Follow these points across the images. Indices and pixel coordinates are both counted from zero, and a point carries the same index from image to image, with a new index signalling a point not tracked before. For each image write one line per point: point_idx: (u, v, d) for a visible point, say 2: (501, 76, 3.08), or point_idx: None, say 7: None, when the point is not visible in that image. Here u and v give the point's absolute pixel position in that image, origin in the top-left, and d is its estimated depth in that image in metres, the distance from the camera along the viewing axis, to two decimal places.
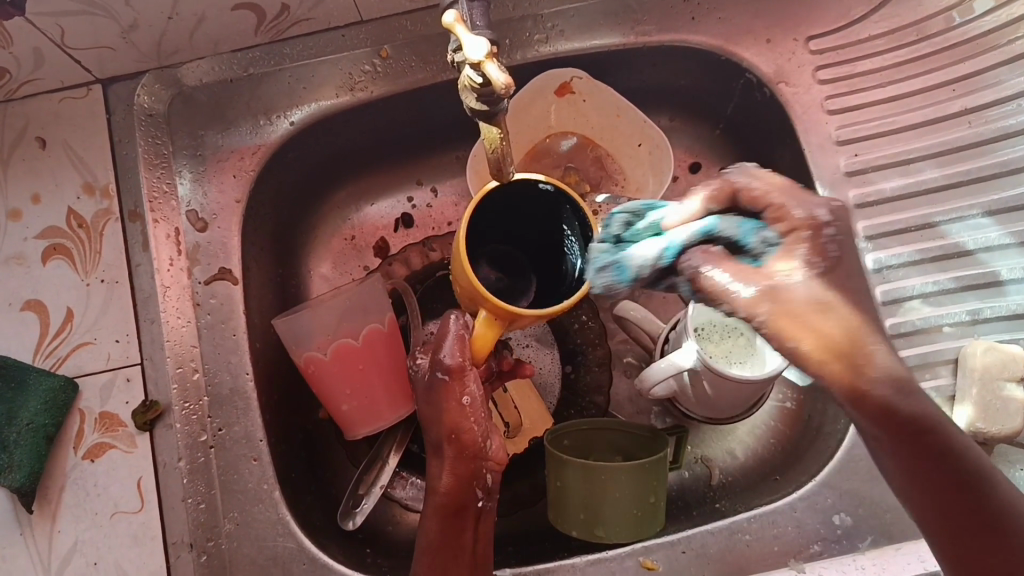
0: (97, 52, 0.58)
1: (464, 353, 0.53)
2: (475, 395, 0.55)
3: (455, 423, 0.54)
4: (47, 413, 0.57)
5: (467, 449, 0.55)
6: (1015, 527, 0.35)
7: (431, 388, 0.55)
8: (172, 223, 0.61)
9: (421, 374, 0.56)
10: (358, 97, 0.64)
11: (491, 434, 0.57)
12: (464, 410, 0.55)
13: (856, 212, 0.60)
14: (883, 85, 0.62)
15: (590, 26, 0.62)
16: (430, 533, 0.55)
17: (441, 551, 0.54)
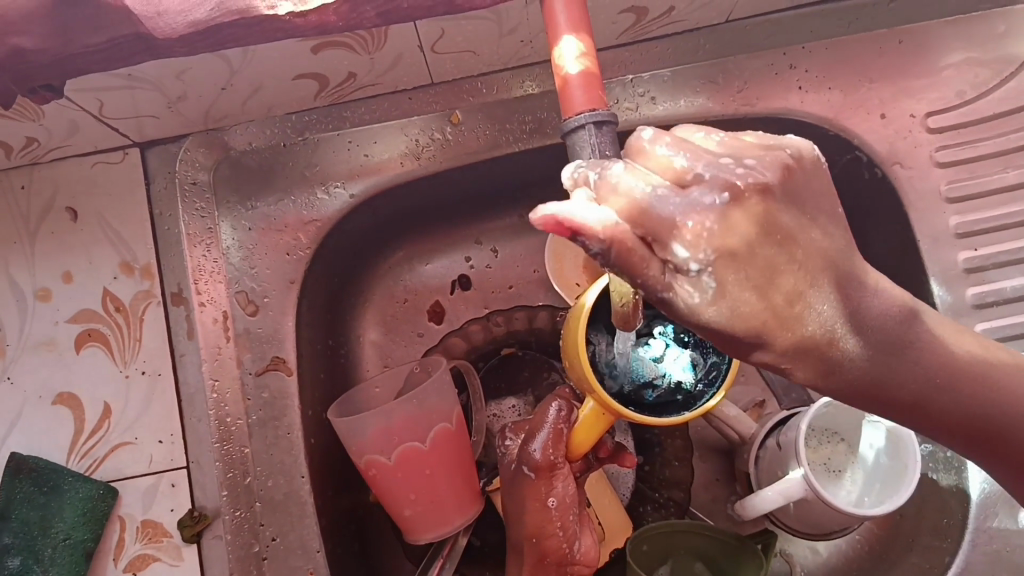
0: (136, 121, 0.52)
1: (556, 450, 0.51)
2: (563, 497, 0.53)
3: (536, 527, 0.53)
4: (85, 527, 0.52)
5: (547, 555, 0.53)
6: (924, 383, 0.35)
7: (516, 483, 0.53)
8: (220, 307, 0.55)
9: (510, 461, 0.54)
10: (424, 167, 0.57)
11: (578, 538, 0.54)
12: (549, 512, 0.53)
13: (973, 313, 0.55)
14: (1007, 171, 0.56)
15: (683, 92, 0.57)
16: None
17: None
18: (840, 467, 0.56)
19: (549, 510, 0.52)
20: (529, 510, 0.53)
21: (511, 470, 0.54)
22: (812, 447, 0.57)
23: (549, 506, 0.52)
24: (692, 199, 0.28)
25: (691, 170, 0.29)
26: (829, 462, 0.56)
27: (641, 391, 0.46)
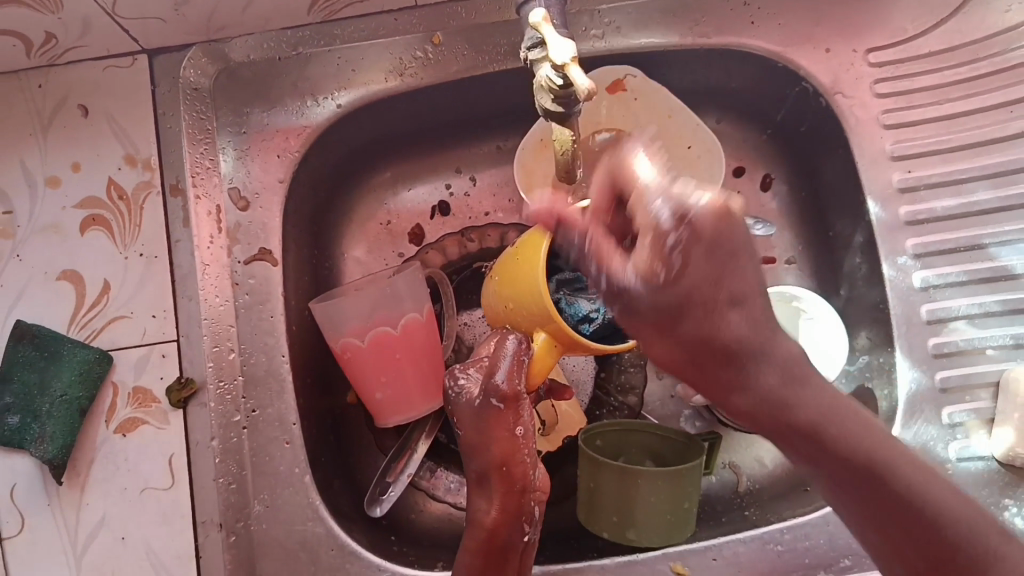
0: (144, 23, 0.57)
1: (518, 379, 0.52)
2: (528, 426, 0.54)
3: (507, 454, 0.53)
4: (81, 386, 0.57)
5: (515, 482, 0.53)
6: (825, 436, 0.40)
7: (482, 415, 0.53)
8: (214, 201, 0.60)
9: (467, 397, 0.54)
10: (407, 82, 0.63)
11: (535, 466, 0.54)
12: (517, 441, 0.53)
13: (906, 230, 0.60)
14: (942, 102, 0.61)
15: (647, 24, 0.61)
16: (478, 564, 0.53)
17: None
18: None
19: (517, 439, 0.53)
20: (497, 438, 0.53)
21: (470, 405, 0.54)
22: None
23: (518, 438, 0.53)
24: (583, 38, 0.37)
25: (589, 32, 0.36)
26: None
27: (580, 325, 0.54)
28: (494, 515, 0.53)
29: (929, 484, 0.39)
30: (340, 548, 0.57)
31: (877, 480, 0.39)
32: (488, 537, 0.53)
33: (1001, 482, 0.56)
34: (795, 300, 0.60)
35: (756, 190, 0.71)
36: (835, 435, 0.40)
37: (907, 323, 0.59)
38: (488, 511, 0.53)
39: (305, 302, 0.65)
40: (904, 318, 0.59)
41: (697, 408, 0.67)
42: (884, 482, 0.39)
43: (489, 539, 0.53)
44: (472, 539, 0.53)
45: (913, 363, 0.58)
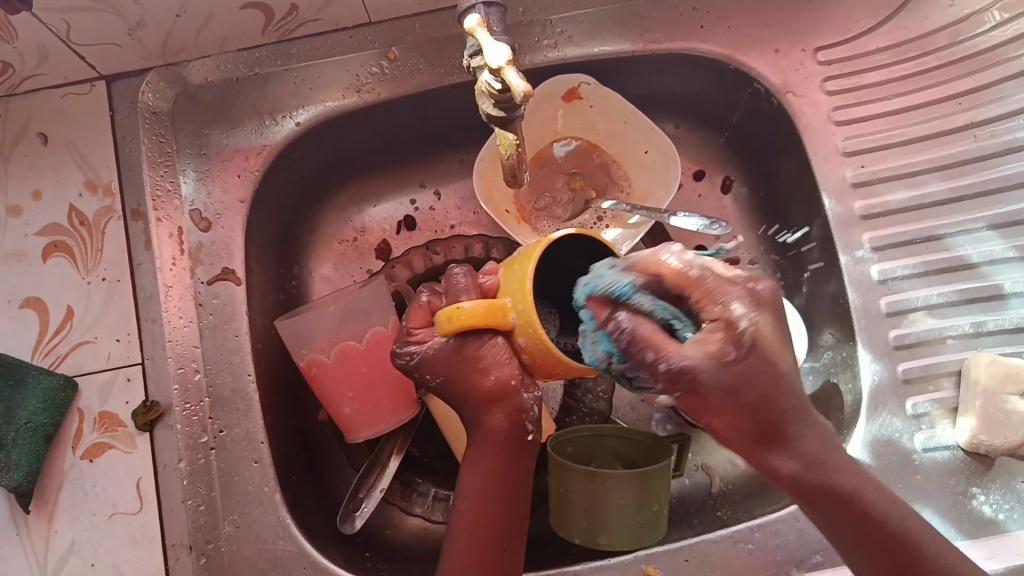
0: (101, 49, 0.58)
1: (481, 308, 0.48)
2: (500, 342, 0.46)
3: (482, 370, 0.47)
4: (46, 413, 0.56)
5: (496, 390, 0.47)
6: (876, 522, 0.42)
7: (438, 355, 0.48)
8: (175, 222, 0.61)
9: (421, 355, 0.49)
10: (364, 99, 0.63)
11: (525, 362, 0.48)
12: (483, 357, 0.46)
13: (862, 224, 0.61)
14: (888, 98, 0.62)
15: (597, 32, 0.62)
16: (492, 475, 0.49)
17: (492, 487, 0.49)
18: None
19: (483, 356, 0.46)
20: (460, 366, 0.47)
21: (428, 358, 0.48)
22: None
23: (495, 380, 0.47)
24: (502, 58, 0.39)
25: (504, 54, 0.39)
26: None
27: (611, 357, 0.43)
28: (499, 426, 0.48)
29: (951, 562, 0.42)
30: (313, 566, 0.57)
31: (878, 538, 0.42)
32: (497, 445, 0.48)
33: (966, 470, 0.56)
34: None
35: (718, 193, 0.72)
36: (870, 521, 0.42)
37: (866, 317, 0.59)
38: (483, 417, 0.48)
39: (271, 320, 0.65)
40: (863, 311, 0.60)
41: (665, 409, 0.68)
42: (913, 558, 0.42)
43: (502, 446, 0.48)
44: (477, 444, 0.49)
45: (874, 356, 0.59)
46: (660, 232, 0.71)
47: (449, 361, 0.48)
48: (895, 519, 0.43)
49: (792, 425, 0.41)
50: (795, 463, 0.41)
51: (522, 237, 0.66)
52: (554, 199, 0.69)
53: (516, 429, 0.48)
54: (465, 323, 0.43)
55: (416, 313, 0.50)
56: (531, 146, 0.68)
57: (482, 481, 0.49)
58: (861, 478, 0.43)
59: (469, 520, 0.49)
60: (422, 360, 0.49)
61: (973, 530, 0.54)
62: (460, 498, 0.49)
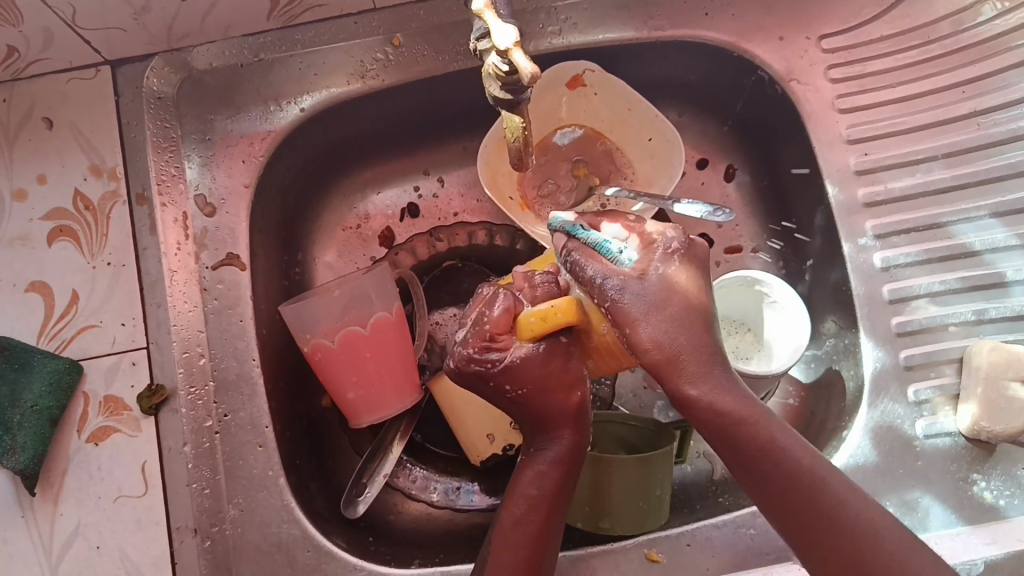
0: (106, 33, 0.58)
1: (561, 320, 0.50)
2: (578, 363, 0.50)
3: (569, 388, 0.49)
4: (51, 396, 0.56)
5: (577, 409, 0.50)
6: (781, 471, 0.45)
7: (524, 367, 0.48)
8: (179, 207, 0.61)
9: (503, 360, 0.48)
10: (369, 85, 0.63)
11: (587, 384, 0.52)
12: (569, 376, 0.49)
13: (865, 212, 0.61)
14: (892, 86, 0.62)
15: (602, 19, 0.62)
16: (558, 489, 0.50)
17: (556, 501, 0.51)
18: (745, 354, 0.63)
19: (569, 375, 0.49)
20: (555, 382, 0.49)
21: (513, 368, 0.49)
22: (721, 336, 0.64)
23: (578, 400, 0.50)
24: (510, 39, 0.39)
25: (512, 35, 0.39)
26: (737, 348, 0.64)
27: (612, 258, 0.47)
28: (573, 444, 0.51)
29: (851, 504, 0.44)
30: (316, 549, 0.57)
31: (785, 482, 0.44)
32: (569, 463, 0.50)
33: (967, 456, 0.56)
34: (757, 284, 0.61)
35: (721, 181, 0.73)
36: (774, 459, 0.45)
37: (869, 304, 0.60)
38: (557, 434, 0.50)
39: (276, 306, 0.65)
40: (866, 299, 0.60)
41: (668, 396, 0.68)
42: (817, 496, 0.44)
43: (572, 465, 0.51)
44: (547, 458, 0.51)
45: (876, 342, 0.59)
46: (663, 220, 0.71)
47: (540, 373, 0.49)
48: (803, 459, 0.45)
49: (707, 360, 0.45)
50: (704, 388, 0.44)
51: (525, 225, 0.67)
52: (557, 186, 0.69)
53: (581, 449, 0.51)
54: (560, 320, 0.46)
55: (505, 318, 0.49)
56: (535, 132, 0.68)
57: (546, 494, 0.50)
58: (761, 424, 0.45)
59: (529, 529, 0.50)
60: (507, 368, 0.48)
61: (974, 517, 0.55)
62: (520, 507, 0.50)
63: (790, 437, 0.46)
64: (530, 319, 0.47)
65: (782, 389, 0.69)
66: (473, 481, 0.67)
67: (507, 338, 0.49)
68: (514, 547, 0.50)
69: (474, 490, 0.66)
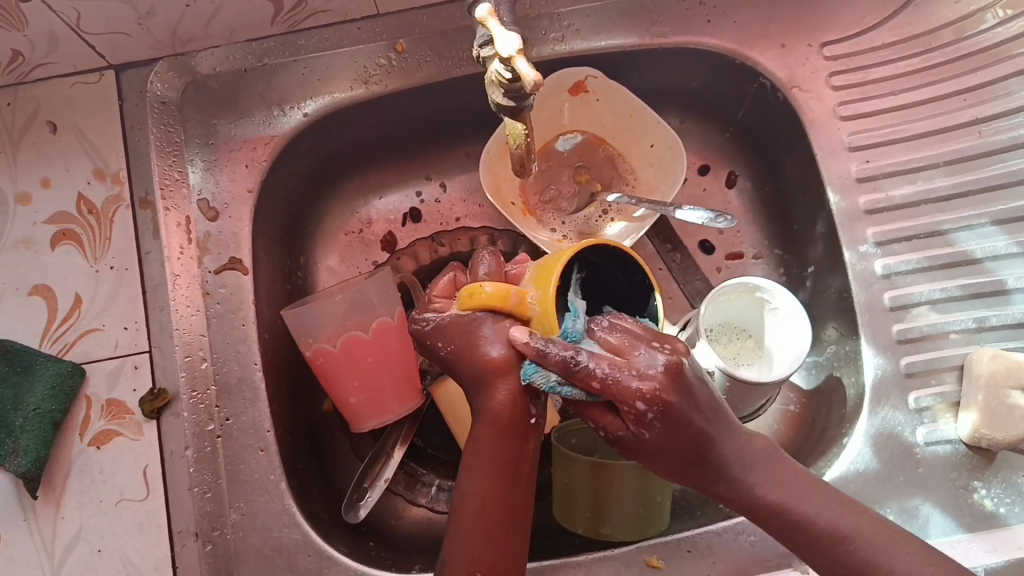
0: (111, 38, 0.58)
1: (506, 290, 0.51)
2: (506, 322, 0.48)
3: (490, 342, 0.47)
4: (54, 399, 0.57)
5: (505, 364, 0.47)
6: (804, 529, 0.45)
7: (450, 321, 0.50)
8: (183, 212, 0.61)
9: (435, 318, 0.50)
10: (373, 90, 0.63)
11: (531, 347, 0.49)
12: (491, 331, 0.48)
13: (866, 219, 0.61)
14: (894, 93, 0.62)
15: (605, 26, 0.62)
16: (496, 455, 0.48)
17: (496, 471, 0.48)
18: (746, 361, 0.64)
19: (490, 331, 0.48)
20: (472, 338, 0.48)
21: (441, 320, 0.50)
22: (723, 342, 0.65)
23: (501, 355, 0.47)
24: (512, 47, 0.39)
25: (514, 42, 0.39)
26: (738, 355, 0.64)
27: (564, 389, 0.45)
28: (507, 403, 0.48)
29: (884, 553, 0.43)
30: (317, 553, 0.57)
31: (813, 539, 0.44)
32: (504, 422, 0.48)
33: (968, 464, 0.56)
34: (759, 290, 0.61)
35: (723, 188, 0.73)
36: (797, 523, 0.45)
37: (870, 312, 0.60)
38: (491, 395, 0.48)
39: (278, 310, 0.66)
40: (867, 306, 0.60)
41: None
42: (841, 551, 0.44)
43: (507, 425, 0.48)
44: (483, 424, 0.48)
45: (877, 349, 0.59)
46: (665, 226, 0.71)
47: (465, 330, 0.48)
48: (825, 517, 0.45)
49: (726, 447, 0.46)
50: (726, 490, 0.46)
51: (528, 230, 0.67)
52: (559, 191, 0.69)
53: (520, 407, 0.48)
54: (484, 298, 0.46)
55: (443, 285, 0.52)
56: (537, 138, 0.68)
57: (487, 461, 0.48)
58: (782, 487, 0.46)
59: (475, 501, 0.48)
60: (436, 326, 0.50)
61: (975, 525, 0.55)
62: (463, 477, 0.49)
63: (817, 493, 0.46)
64: (465, 292, 0.48)
65: (783, 396, 0.69)
66: None
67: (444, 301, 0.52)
68: (462, 523, 0.48)
69: None
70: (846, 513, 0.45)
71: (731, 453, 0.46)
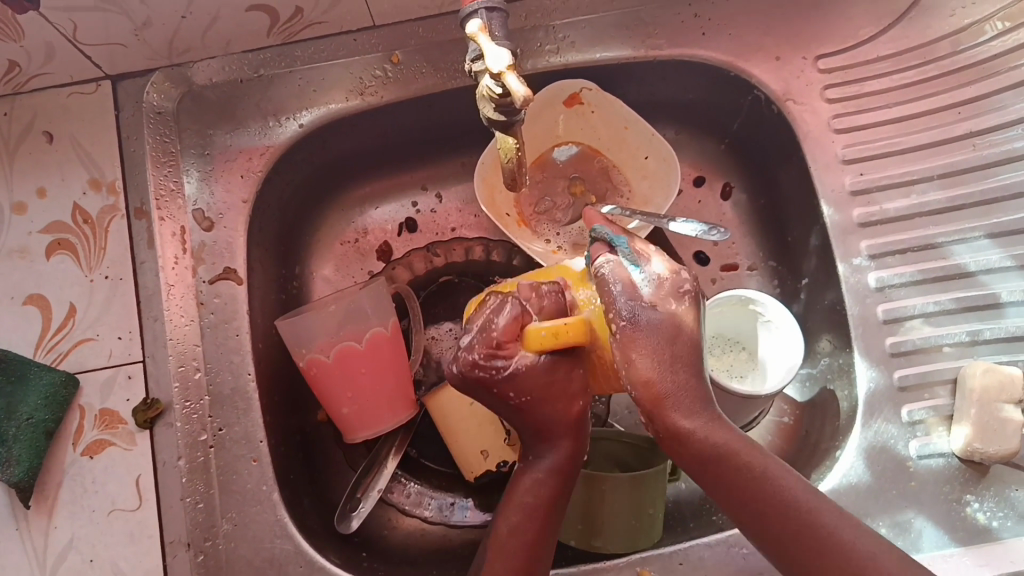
0: (108, 49, 0.58)
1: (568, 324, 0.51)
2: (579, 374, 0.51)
3: (570, 395, 0.51)
4: (47, 409, 0.57)
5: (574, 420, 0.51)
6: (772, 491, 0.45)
7: (534, 367, 0.49)
8: (178, 222, 0.61)
9: (517, 368, 0.49)
10: (368, 102, 0.63)
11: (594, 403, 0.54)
12: (568, 385, 0.50)
13: (860, 232, 0.61)
14: (888, 107, 0.63)
15: (600, 38, 0.62)
16: (552, 500, 0.51)
17: (548, 514, 0.51)
18: (740, 373, 0.64)
19: (569, 382, 0.51)
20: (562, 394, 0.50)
21: (523, 369, 0.49)
22: (717, 354, 0.65)
23: (580, 408, 0.51)
24: (502, 62, 0.40)
25: (503, 57, 0.40)
26: (731, 366, 0.64)
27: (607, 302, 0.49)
28: (568, 455, 0.52)
29: (846, 529, 0.43)
30: (309, 564, 0.57)
31: (774, 503, 0.44)
32: (565, 474, 0.52)
33: (961, 477, 0.56)
34: (752, 303, 0.61)
35: (718, 200, 0.73)
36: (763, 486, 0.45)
37: (863, 325, 0.60)
38: (557, 446, 0.52)
39: (272, 320, 0.66)
40: (860, 319, 0.60)
41: None
42: (806, 519, 0.43)
43: (568, 476, 0.52)
44: (542, 467, 0.52)
45: (870, 362, 0.59)
46: (660, 237, 0.71)
47: (545, 382, 0.50)
48: (794, 483, 0.45)
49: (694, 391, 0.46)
50: (697, 421, 0.46)
51: (522, 242, 0.67)
52: (554, 202, 0.70)
53: (579, 461, 0.52)
54: (573, 337, 0.48)
55: (511, 326, 0.50)
56: (533, 149, 0.69)
57: (542, 503, 0.51)
58: (754, 450, 0.46)
59: (523, 535, 0.51)
60: (513, 374, 0.49)
61: (969, 539, 0.54)
62: (510, 511, 0.52)
63: (785, 466, 0.46)
64: (539, 332, 0.48)
65: (777, 407, 0.69)
66: (467, 497, 0.67)
67: (514, 344, 0.50)
68: (506, 554, 0.50)
69: (468, 506, 0.66)
70: (809, 485, 0.45)
71: (709, 403, 0.47)
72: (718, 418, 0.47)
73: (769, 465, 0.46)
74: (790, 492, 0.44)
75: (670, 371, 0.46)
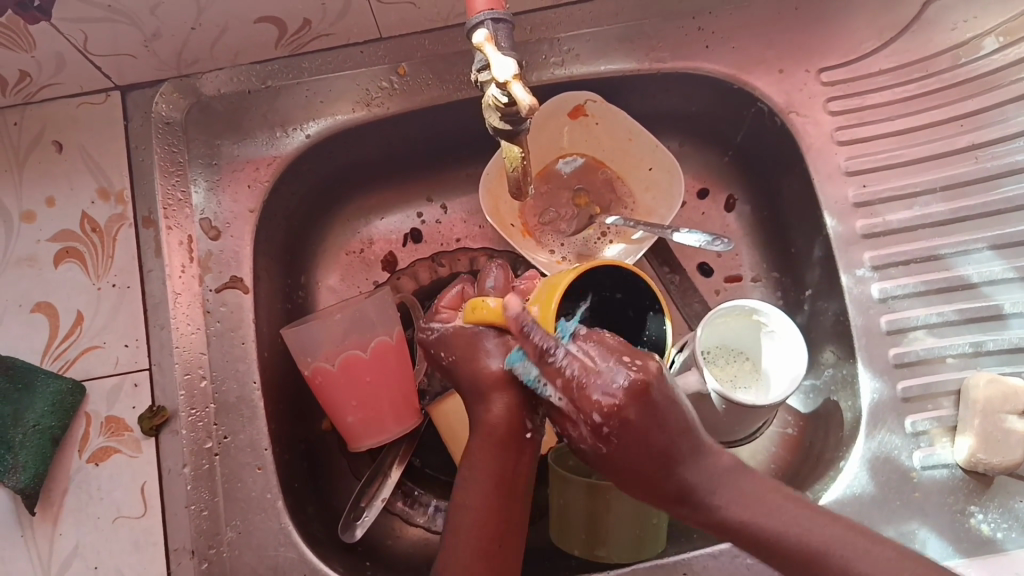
0: (117, 59, 0.59)
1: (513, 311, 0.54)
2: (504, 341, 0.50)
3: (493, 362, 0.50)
4: (54, 416, 0.57)
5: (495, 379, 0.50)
6: (783, 540, 0.44)
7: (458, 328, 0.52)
8: (185, 230, 0.62)
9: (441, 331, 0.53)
10: (375, 113, 0.64)
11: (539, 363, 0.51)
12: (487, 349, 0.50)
13: (862, 243, 0.61)
14: (891, 119, 0.63)
15: (605, 51, 0.63)
16: (492, 469, 0.49)
17: (497, 488, 0.49)
18: (743, 384, 0.64)
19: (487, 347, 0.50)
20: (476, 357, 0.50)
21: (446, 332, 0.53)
22: (720, 364, 0.65)
23: (501, 367, 0.49)
24: (507, 72, 0.40)
25: (509, 66, 0.40)
26: (736, 377, 0.64)
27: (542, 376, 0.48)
28: (499, 416, 0.49)
29: (869, 562, 0.43)
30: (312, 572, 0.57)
31: (794, 556, 0.44)
32: (501, 435, 0.49)
33: (966, 488, 0.56)
34: (755, 313, 0.62)
35: (722, 211, 0.73)
36: (771, 540, 0.44)
37: (867, 335, 0.60)
38: (489, 408, 0.50)
39: (278, 329, 0.66)
40: (864, 330, 0.60)
41: None
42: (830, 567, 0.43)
43: (503, 439, 0.49)
44: (481, 438, 0.50)
45: (874, 373, 0.59)
46: (663, 248, 0.72)
47: (469, 339, 0.51)
48: (798, 531, 0.44)
49: (689, 474, 0.45)
50: (692, 509, 0.46)
51: (527, 252, 0.67)
52: (558, 214, 0.70)
53: (516, 421, 0.49)
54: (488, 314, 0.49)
55: (450, 298, 0.55)
56: (537, 160, 0.69)
57: (485, 477, 0.49)
58: (748, 501, 0.45)
59: (474, 513, 0.48)
60: (440, 335, 0.53)
61: (973, 551, 0.54)
62: (461, 487, 0.49)
63: (787, 505, 0.45)
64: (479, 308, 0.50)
65: (781, 419, 0.69)
66: None
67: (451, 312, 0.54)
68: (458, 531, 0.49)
69: None
70: (820, 523, 0.44)
71: (691, 459, 0.46)
72: (707, 472, 0.46)
73: (769, 519, 0.45)
74: (797, 543, 0.44)
75: (644, 473, 0.46)
